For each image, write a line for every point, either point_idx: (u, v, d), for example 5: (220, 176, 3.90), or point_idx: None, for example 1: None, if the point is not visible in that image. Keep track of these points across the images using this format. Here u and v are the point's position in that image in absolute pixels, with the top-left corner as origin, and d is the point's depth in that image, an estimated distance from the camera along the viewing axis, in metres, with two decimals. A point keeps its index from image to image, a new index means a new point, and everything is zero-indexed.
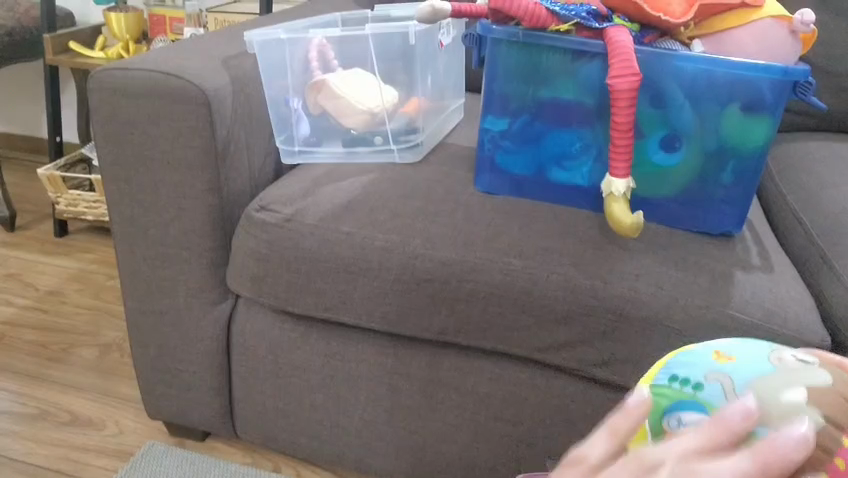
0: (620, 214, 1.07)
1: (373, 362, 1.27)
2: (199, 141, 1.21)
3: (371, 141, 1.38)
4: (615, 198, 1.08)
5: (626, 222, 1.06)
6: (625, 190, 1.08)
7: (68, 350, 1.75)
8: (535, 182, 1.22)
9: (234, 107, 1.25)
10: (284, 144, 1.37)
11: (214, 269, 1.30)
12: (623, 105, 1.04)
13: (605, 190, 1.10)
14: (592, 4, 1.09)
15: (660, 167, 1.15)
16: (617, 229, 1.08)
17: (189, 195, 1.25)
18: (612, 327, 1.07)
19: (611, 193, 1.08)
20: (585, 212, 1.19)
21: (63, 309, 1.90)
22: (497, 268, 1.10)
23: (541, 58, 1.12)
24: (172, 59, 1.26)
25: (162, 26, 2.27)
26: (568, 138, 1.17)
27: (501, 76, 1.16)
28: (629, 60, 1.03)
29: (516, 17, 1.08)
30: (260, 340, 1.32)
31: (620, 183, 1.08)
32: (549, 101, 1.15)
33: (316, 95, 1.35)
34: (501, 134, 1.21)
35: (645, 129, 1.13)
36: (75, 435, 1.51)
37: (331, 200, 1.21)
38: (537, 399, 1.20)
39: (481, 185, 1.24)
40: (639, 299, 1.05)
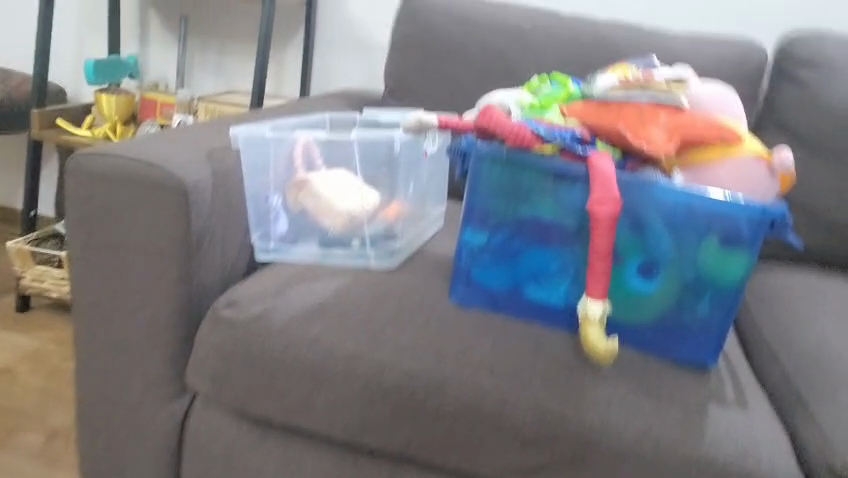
0: (596, 338, 1.06)
1: (331, 473, 1.21)
2: (174, 232, 1.19)
3: (349, 242, 1.36)
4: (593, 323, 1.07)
5: (601, 347, 1.06)
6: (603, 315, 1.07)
7: (12, 434, 1.66)
8: (511, 298, 1.20)
9: (213, 198, 1.24)
10: (260, 240, 1.36)
11: (174, 362, 1.25)
12: (603, 231, 1.06)
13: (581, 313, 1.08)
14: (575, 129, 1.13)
15: (636, 293, 1.14)
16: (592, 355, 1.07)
17: (157, 284, 1.22)
18: (582, 454, 1.03)
19: (587, 316, 1.07)
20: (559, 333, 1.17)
21: (12, 389, 1.82)
22: (468, 384, 1.07)
23: (525, 176, 1.13)
24: (157, 148, 1.26)
25: (152, 110, 2.25)
26: (546, 258, 1.16)
27: (483, 190, 1.17)
28: (609, 188, 1.05)
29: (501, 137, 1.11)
30: (215, 441, 1.26)
31: (598, 309, 1.07)
32: (529, 219, 1.16)
33: (296, 193, 1.34)
34: (479, 248, 1.20)
35: (624, 253, 1.13)
36: None
37: (303, 300, 1.18)
38: None
39: (455, 296, 1.21)
40: (612, 426, 1.02)
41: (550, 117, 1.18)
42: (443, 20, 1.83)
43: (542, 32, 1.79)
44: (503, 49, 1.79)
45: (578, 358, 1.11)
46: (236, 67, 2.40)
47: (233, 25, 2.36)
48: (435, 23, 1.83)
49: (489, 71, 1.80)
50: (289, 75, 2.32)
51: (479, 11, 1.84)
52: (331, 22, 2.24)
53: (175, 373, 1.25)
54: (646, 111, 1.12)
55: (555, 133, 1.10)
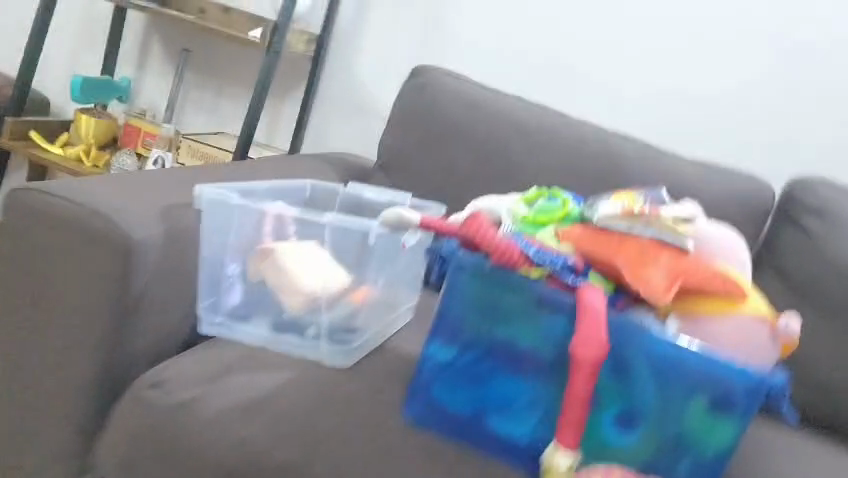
0: None
1: None
2: (107, 290, 1.08)
3: (304, 329, 1.22)
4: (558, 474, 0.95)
5: None
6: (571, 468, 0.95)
7: None
8: (471, 428, 1.06)
9: (159, 258, 1.14)
10: (207, 311, 1.22)
11: (83, 435, 1.11)
12: (581, 377, 0.95)
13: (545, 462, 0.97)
14: (569, 256, 1.05)
15: (609, 447, 1.01)
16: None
17: (80, 344, 1.09)
18: None
19: (552, 466, 0.96)
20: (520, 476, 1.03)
21: None
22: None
23: (506, 295, 1.02)
24: (109, 195, 1.16)
25: (133, 139, 2.13)
26: (516, 389, 1.04)
27: (458, 302, 1.05)
28: (596, 329, 0.95)
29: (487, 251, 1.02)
30: None
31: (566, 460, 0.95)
32: (503, 343, 1.04)
33: (257, 263, 1.22)
34: (443, 364, 1.07)
35: (602, 400, 1.00)
36: None
37: (239, 391, 1.05)
38: None
39: (409, 414, 1.07)
40: None
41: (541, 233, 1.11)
42: (446, 103, 1.75)
43: (548, 130, 1.71)
44: (502, 140, 1.71)
45: None
46: (230, 109, 2.30)
47: (232, 66, 2.28)
48: (437, 105, 1.76)
49: (486, 161, 1.70)
50: (282, 126, 2.22)
51: (484, 97, 1.76)
52: (335, 81, 2.16)
53: (81, 447, 1.11)
54: (649, 248, 1.03)
55: (546, 257, 1.02)
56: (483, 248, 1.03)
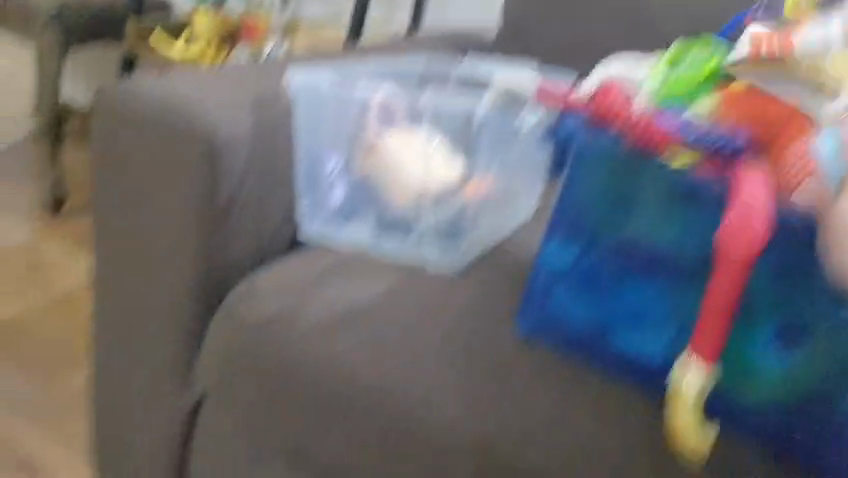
0: (686, 425, 0.83)
1: None
2: (195, 195, 1.01)
3: (409, 227, 1.10)
4: (684, 399, 0.83)
5: (691, 440, 0.83)
6: (701, 396, 0.83)
7: (57, 373, 1.58)
8: (593, 341, 0.93)
9: (249, 156, 1.04)
10: (307, 210, 1.13)
11: (187, 348, 1.07)
12: (728, 275, 0.80)
13: (671, 381, 0.84)
14: (725, 136, 0.87)
15: (762, 361, 0.84)
16: (679, 449, 0.85)
17: (175, 253, 1.04)
18: None
19: (678, 390, 0.83)
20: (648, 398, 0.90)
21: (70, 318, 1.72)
22: (509, 449, 0.87)
23: (637, 184, 0.87)
24: (192, 88, 1.07)
25: (250, 31, 1.99)
26: (651, 297, 0.89)
27: (581, 195, 0.90)
28: (752, 221, 0.79)
29: (622, 130, 0.87)
30: (219, 449, 1.05)
31: (695, 382, 0.82)
32: (634, 241, 0.88)
33: (365, 157, 1.13)
34: (562, 267, 0.93)
35: (757, 309, 0.83)
36: None
37: (336, 299, 0.99)
38: None
39: (523, 325, 0.96)
40: None
41: (699, 103, 0.99)
42: None
43: None
44: None
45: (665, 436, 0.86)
46: None
47: None
48: None
49: None
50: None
51: None
52: None
53: (187, 362, 1.07)
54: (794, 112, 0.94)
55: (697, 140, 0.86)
56: (618, 125, 0.87)
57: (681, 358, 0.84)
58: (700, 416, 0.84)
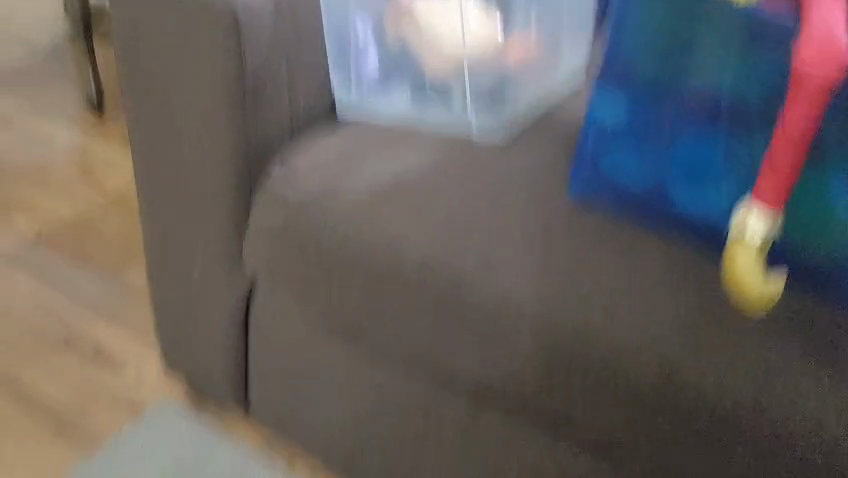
0: (748, 271, 0.79)
1: (405, 384, 1.01)
2: (222, 76, 0.96)
3: (450, 97, 1.06)
4: (747, 244, 0.80)
5: (752, 286, 0.80)
6: (764, 239, 0.80)
7: (116, 268, 1.62)
8: (650, 200, 0.90)
9: (274, 28, 0.98)
10: (340, 88, 1.08)
11: (233, 236, 1.06)
12: (800, 109, 0.75)
13: (732, 229, 0.81)
14: None
15: (836, 210, 0.82)
16: (740, 298, 0.81)
17: (210, 139, 1.01)
18: (714, 437, 0.78)
19: (743, 237, 0.80)
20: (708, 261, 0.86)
21: (123, 216, 1.75)
22: (555, 320, 0.83)
23: (695, 24, 0.81)
24: None
25: None
26: (711, 150, 0.85)
27: (632, 39, 0.85)
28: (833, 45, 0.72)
29: None
30: (279, 330, 1.10)
31: (761, 226, 0.79)
32: (694, 90, 0.83)
33: (398, 22, 1.06)
34: (615, 122, 0.89)
35: (830, 156, 0.80)
36: (94, 373, 1.38)
37: (379, 173, 0.97)
38: None
39: (575, 192, 0.93)
40: (770, 413, 0.77)
41: None
42: None
43: None
44: None
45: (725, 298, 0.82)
46: None
47: None
48: None
49: None
50: None
51: None
52: None
53: (235, 249, 1.08)
54: None
55: None
56: None
57: (742, 207, 0.81)
58: (763, 263, 0.81)
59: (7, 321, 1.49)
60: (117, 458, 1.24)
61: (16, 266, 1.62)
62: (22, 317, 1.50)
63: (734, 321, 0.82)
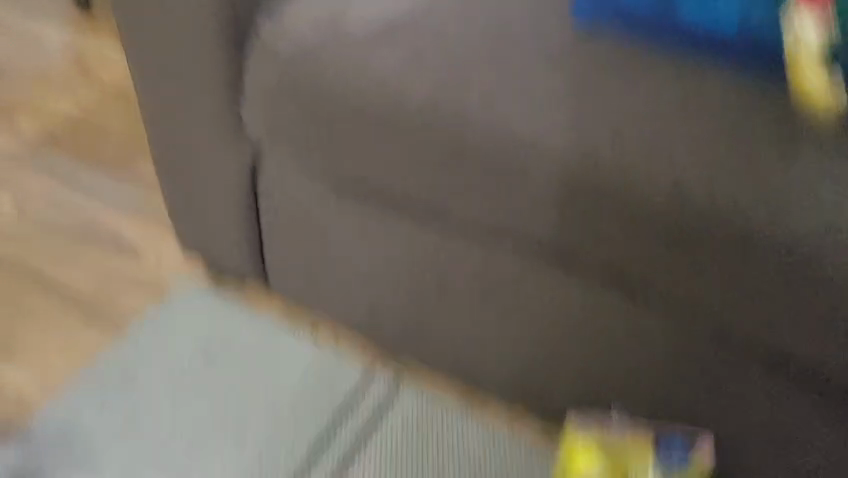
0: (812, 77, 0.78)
1: (417, 240, 1.00)
2: None
3: None
4: (804, 50, 0.78)
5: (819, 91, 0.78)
6: (820, 40, 0.77)
7: (123, 162, 1.61)
8: (658, 23, 0.86)
9: None
10: None
11: (230, 102, 1.04)
12: None
13: (786, 40, 0.79)
14: None
15: None
16: (810, 105, 0.80)
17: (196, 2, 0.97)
18: (724, 255, 0.76)
19: (798, 45, 0.78)
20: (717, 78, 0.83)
21: (123, 111, 1.73)
22: (563, 149, 0.80)
23: None
24: None
25: None
26: None
27: None
28: None
29: None
30: (289, 192, 1.09)
31: (812, 28, 0.77)
32: None
33: None
34: None
35: None
36: (112, 262, 1.39)
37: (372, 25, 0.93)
38: (618, 328, 0.90)
39: (579, 22, 0.90)
40: (786, 224, 0.73)
41: None
42: None
43: None
44: None
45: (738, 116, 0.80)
46: None
47: None
48: None
49: None
50: None
51: None
52: None
53: (235, 117, 1.06)
54: None
55: None
56: None
57: (790, 13, 0.79)
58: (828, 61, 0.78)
59: (23, 219, 1.50)
60: (150, 329, 1.24)
61: (25, 168, 1.62)
62: (38, 214, 1.51)
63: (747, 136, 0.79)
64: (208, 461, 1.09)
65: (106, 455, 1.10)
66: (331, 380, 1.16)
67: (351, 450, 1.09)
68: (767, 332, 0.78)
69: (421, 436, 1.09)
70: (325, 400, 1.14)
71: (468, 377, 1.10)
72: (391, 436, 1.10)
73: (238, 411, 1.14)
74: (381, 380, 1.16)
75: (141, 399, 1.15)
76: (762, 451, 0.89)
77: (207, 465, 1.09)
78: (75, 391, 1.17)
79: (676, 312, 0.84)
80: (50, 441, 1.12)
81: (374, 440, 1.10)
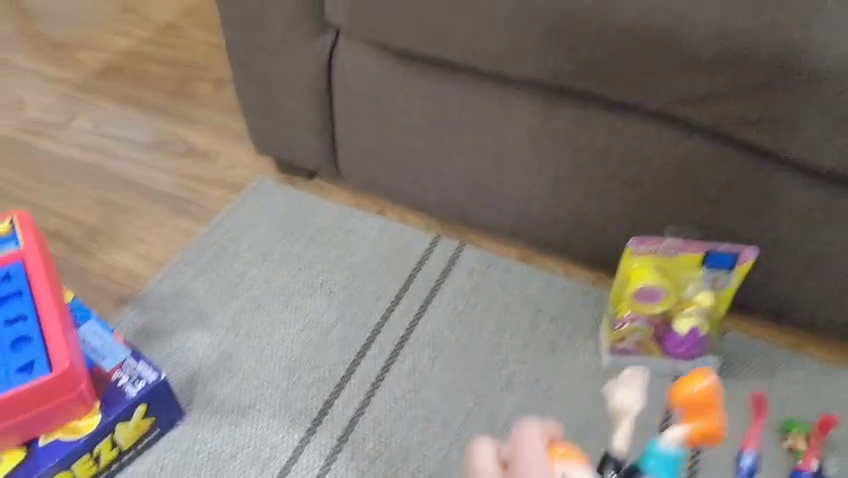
0: None
1: (480, 109, 1.15)
2: None
3: None
4: None
5: None
6: None
7: (184, 84, 1.76)
8: None
9: None
10: None
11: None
12: None
13: None
14: None
15: None
16: None
17: None
18: (769, 81, 0.91)
19: None
20: None
21: (177, 42, 1.88)
22: (619, 9, 0.93)
23: None
24: None
25: None
26: None
27: None
28: None
29: None
30: (361, 80, 1.21)
31: None
32: None
33: None
34: None
35: None
36: (192, 166, 1.54)
37: None
38: (664, 164, 1.06)
39: None
40: (812, 54, 0.88)
41: None
42: None
43: None
44: None
45: None
46: None
47: None
48: None
49: None
50: None
51: None
52: None
53: (313, 13, 1.17)
54: None
55: None
56: None
57: None
58: None
59: (99, 135, 1.63)
60: (234, 217, 1.39)
61: (93, 92, 1.75)
62: (112, 130, 1.64)
63: None
64: (307, 308, 1.23)
65: (214, 309, 1.24)
66: (405, 242, 1.32)
67: (430, 295, 1.23)
68: (802, 138, 0.94)
69: (488, 279, 1.25)
70: (403, 258, 1.30)
71: (526, 237, 1.27)
72: (467, 281, 1.25)
73: (327, 268, 1.29)
74: (448, 241, 1.32)
75: (238, 269, 1.30)
76: (791, 256, 1.07)
77: (303, 310, 1.23)
78: (179, 267, 1.31)
79: (725, 137, 1.01)
80: (162, 301, 1.25)
81: (452, 285, 1.24)
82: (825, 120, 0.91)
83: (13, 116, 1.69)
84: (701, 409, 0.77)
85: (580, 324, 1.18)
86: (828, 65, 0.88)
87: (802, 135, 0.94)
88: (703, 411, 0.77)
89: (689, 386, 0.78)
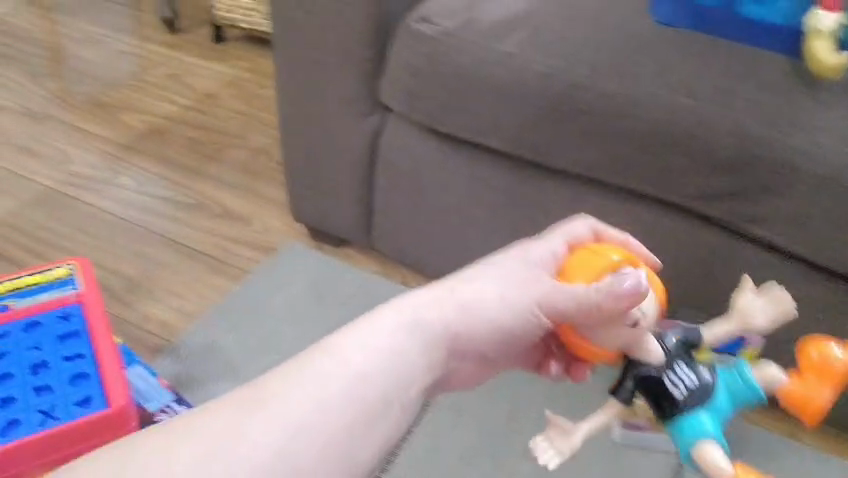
0: (824, 54, 1.03)
1: (513, 191, 1.24)
2: None
3: None
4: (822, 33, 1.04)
5: (829, 65, 1.02)
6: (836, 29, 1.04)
7: (221, 150, 1.86)
8: (722, 14, 1.13)
9: None
10: None
11: (366, 82, 1.28)
12: None
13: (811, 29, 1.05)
14: None
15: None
16: (819, 70, 1.04)
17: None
18: (780, 183, 1.01)
19: (817, 30, 1.04)
20: (774, 65, 1.07)
21: (217, 110, 1.99)
22: (650, 112, 1.05)
23: None
24: None
25: None
26: None
27: None
28: None
29: None
30: (404, 158, 1.31)
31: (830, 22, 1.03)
32: None
33: None
34: None
35: None
36: (227, 227, 1.62)
37: (493, 17, 1.17)
38: (679, 253, 1.16)
39: (659, 17, 1.17)
40: (821, 163, 0.98)
41: None
42: None
43: None
44: None
45: (794, 87, 1.03)
46: None
47: None
48: None
49: None
50: None
51: None
52: None
53: (367, 96, 1.29)
54: None
55: None
56: None
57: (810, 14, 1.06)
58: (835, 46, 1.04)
59: (140, 192, 1.72)
60: (265, 276, 1.47)
61: (136, 152, 1.85)
62: (152, 188, 1.73)
63: (802, 106, 1.01)
64: None
65: (245, 361, 1.31)
66: None
67: None
68: (808, 237, 1.03)
69: None
70: None
71: None
72: None
73: None
74: None
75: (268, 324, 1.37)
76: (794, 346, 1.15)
77: None
78: (211, 320, 1.38)
79: (737, 232, 1.11)
80: (194, 352, 1.32)
81: None
82: (829, 222, 1.01)
83: (59, 169, 1.79)
84: (824, 376, 0.70)
85: (591, 396, 1.24)
86: (834, 173, 0.98)
87: (808, 234, 1.03)
88: (823, 378, 0.70)
89: (824, 348, 0.70)
